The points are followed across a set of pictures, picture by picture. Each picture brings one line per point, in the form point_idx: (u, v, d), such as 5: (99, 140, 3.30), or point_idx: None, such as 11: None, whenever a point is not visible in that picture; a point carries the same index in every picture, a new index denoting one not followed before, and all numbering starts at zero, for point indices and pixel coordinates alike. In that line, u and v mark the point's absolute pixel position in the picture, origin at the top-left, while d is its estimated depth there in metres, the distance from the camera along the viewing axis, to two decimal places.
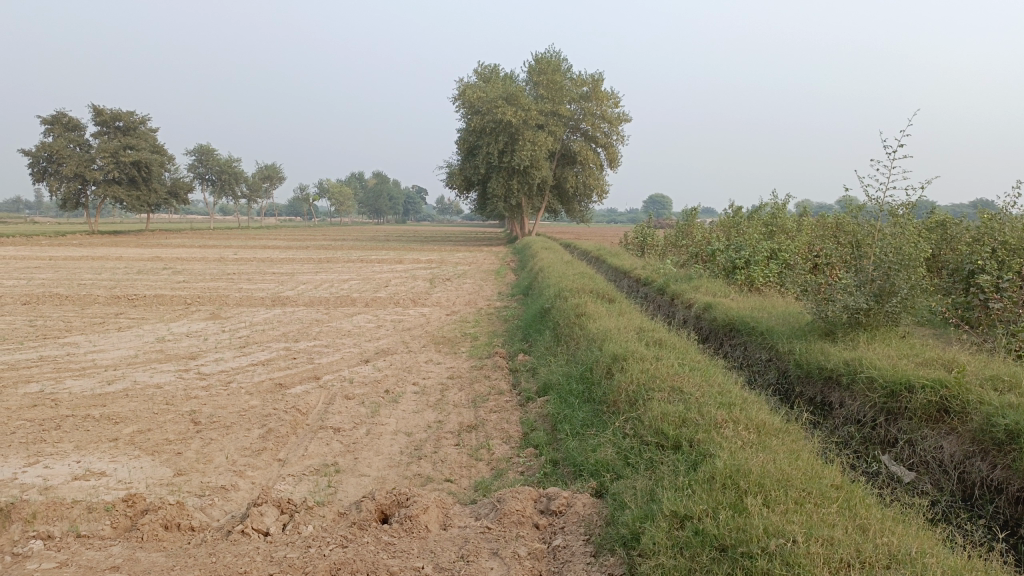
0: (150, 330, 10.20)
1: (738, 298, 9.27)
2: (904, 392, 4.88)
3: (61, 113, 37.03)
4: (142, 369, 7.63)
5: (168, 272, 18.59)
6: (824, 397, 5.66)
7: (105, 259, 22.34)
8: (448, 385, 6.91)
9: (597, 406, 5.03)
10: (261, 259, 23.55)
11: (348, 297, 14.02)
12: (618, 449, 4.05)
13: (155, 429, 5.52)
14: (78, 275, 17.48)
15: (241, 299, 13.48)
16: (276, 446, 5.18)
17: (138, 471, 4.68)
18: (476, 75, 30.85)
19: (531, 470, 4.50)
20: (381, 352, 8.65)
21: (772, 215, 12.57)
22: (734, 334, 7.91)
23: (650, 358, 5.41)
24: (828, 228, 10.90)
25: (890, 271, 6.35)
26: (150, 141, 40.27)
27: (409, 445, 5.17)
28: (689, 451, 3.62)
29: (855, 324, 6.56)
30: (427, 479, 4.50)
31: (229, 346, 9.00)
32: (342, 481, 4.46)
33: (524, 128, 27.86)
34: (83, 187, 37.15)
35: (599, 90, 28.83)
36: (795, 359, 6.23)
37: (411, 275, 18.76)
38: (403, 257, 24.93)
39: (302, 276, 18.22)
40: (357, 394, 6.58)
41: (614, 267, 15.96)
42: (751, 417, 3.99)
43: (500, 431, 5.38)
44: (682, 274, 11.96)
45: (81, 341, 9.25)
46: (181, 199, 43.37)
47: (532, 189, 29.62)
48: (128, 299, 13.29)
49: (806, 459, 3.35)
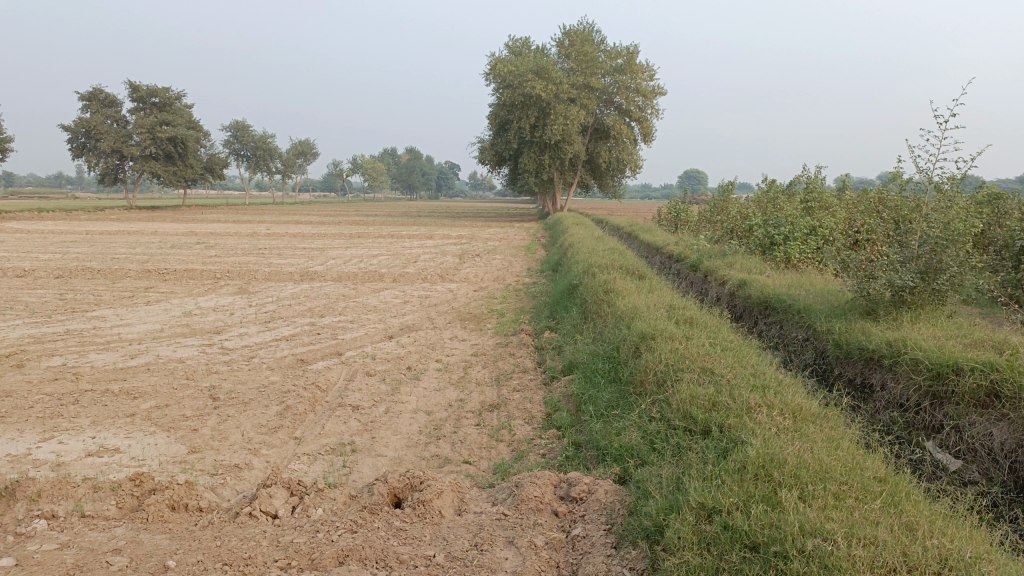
0: (178, 304, 10.19)
1: (774, 275, 8.93)
2: (952, 375, 4.57)
3: (99, 90, 37.38)
4: (165, 344, 7.59)
5: (201, 247, 18.67)
6: (864, 378, 5.38)
7: (141, 233, 22.56)
8: (472, 362, 6.74)
9: (624, 387, 4.81)
10: (293, 234, 23.59)
11: (376, 273, 13.91)
12: (643, 432, 3.83)
13: (173, 405, 5.44)
14: (113, 249, 17.63)
15: (270, 274, 13.45)
16: (293, 424, 5.05)
17: (152, 449, 4.59)
18: (508, 48, 30.42)
19: (553, 453, 4.32)
20: (405, 328, 8.51)
21: (811, 190, 12.14)
22: (770, 312, 7.61)
23: (680, 337, 5.16)
24: (869, 203, 10.47)
25: (937, 247, 5.99)
26: (186, 117, 40.62)
27: (429, 425, 5.01)
28: (719, 438, 3.38)
29: (899, 303, 6.23)
30: (446, 460, 4.33)
31: (255, 321, 8.94)
32: (357, 462, 4.32)
33: (556, 102, 27.45)
34: (121, 163, 37.60)
35: (634, 62, 28.26)
36: (834, 339, 5.93)
37: (441, 251, 18.60)
38: (434, 233, 24.80)
39: (332, 251, 18.17)
40: (378, 371, 6.45)
41: (647, 243, 15.61)
42: (786, 401, 3.73)
43: (523, 411, 5.19)
44: (717, 250, 11.62)
45: (109, 314, 9.26)
46: (217, 174, 43.75)
47: (564, 164, 29.22)
48: (160, 273, 13.34)
49: (847, 448, 3.10)
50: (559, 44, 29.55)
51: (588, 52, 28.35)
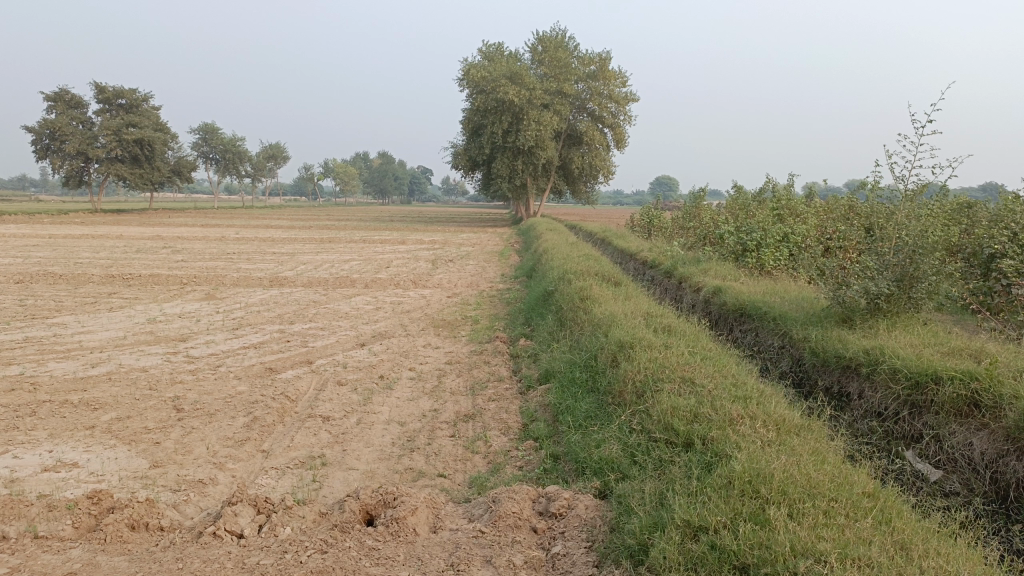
0: (142, 310, 9.91)
1: (748, 282, 8.92)
2: (931, 384, 4.55)
3: (64, 91, 36.61)
4: (128, 352, 7.35)
5: (167, 251, 18.26)
6: (842, 387, 5.34)
7: (105, 237, 22.05)
8: (446, 370, 6.60)
9: (602, 397, 4.71)
10: (262, 239, 23.21)
11: (347, 278, 13.69)
12: (624, 445, 3.73)
13: (135, 417, 5.24)
14: (76, 254, 17.17)
15: (239, 279, 13.18)
16: (261, 436, 4.88)
17: (112, 463, 4.40)
18: (481, 53, 30.35)
19: (530, 465, 4.21)
20: (377, 335, 8.35)
21: (783, 196, 12.19)
22: (745, 319, 7.58)
23: (659, 346, 5.08)
24: (841, 210, 10.53)
25: (912, 256, 5.99)
26: (153, 119, 39.95)
27: (402, 436, 4.87)
28: (703, 451, 3.29)
29: (875, 310, 6.22)
30: (420, 474, 4.20)
31: (222, 328, 8.72)
32: (328, 476, 4.18)
33: (529, 107, 27.42)
34: (87, 165, 36.81)
35: (607, 69, 28.35)
36: (811, 347, 5.90)
37: (414, 256, 18.41)
38: (407, 237, 24.58)
39: (303, 256, 17.89)
40: (350, 380, 6.28)
41: (621, 249, 15.57)
42: (769, 412, 3.65)
43: (499, 422, 5.07)
44: (690, 256, 11.61)
45: (70, 321, 8.97)
46: (185, 177, 43.04)
47: (537, 170, 29.18)
48: (124, 278, 13.01)
49: (834, 462, 3.03)
50: (532, 50, 29.55)
51: (561, 58, 28.37)
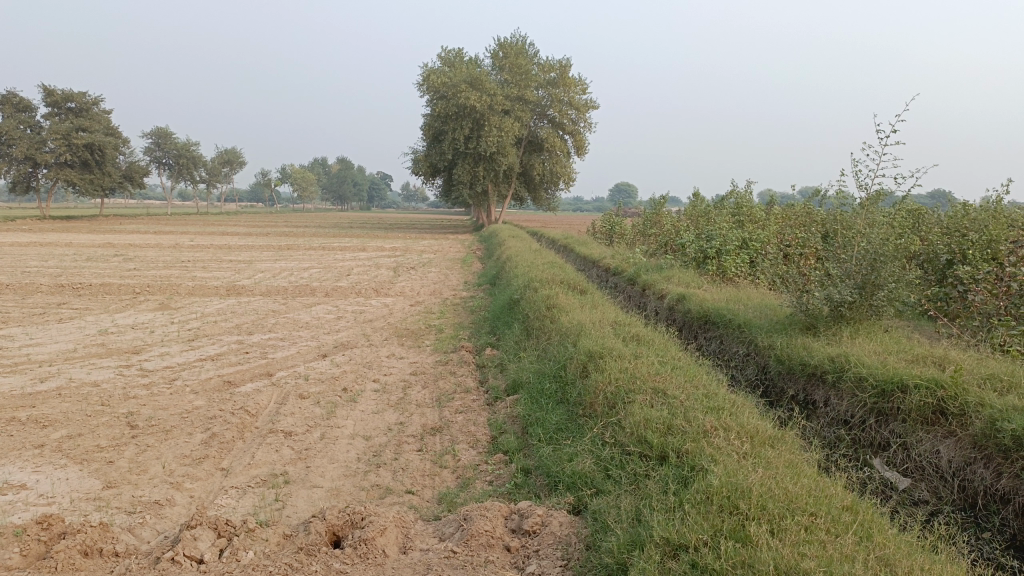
0: (93, 321, 9.58)
1: (711, 289, 8.96)
2: (897, 392, 4.58)
3: (11, 94, 35.47)
4: (79, 365, 7.07)
5: (119, 259, 17.74)
6: (807, 395, 5.36)
7: (54, 245, 21.36)
8: (411, 382, 6.49)
9: (573, 409, 4.65)
10: (219, 246, 22.73)
11: (307, 287, 13.45)
12: (597, 459, 3.66)
13: (87, 434, 5.02)
14: (23, 262, 16.59)
15: (195, 288, 12.85)
16: (221, 453, 4.71)
17: (63, 484, 4.20)
18: (441, 59, 30.24)
19: (500, 480, 4.12)
20: (339, 345, 8.18)
21: (743, 203, 12.32)
22: (709, 327, 7.60)
23: (629, 356, 5.03)
24: (800, 217, 10.66)
25: (874, 264, 6.05)
26: (104, 124, 38.95)
27: (368, 451, 4.75)
28: (678, 465, 3.24)
29: (838, 318, 6.27)
30: (387, 490, 4.09)
31: (178, 339, 8.46)
32: (291, 495, 4.04)
33: (490, 113, 27.39)
34: (34, 171, 35.69)
35: (567, 76, 28.46)
36: (776, 355, 5.92)
37: (374, 263, 18.19)
38: (367, 244, 24.32)
39: (261, 264, 17.54)
40: (312, 393, 6.13)
41: (583, 256, 15.59)
42: (743, 423, 3.62)
43: (467, 435, 4.98)
44: (653, 263, 11.64)
45: (17, 333, 8.62)
46: (137, 182, 42.05)
47: (498, 176, 29.14)
48: (74, 288, 12.59)
49: (809, 475, 3.00)
50: (492, 56, 29.53)
51: (521, 64, 28.41)
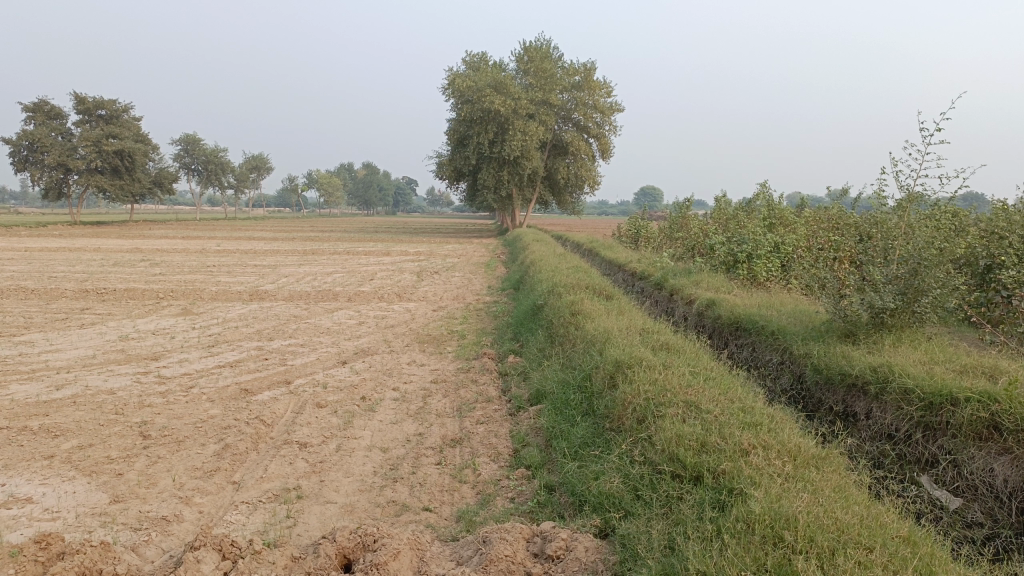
0: (114, 327, 9.52)
1: (742, 294, 8.66)
2: (946, 405, 4.29)
3: (43, 101, 36.02)
4: (96, 372, 6.98)
5: (145, 265, 17.79)
6: (848, 407, 5.08)
7: (83, 250, 21.52)
8: (431, 390, 6.28)
9: (599, 422, 4.41)
10: (244, 251, 22.75)
11: (330, 292, 13.34)
12: (625, 477, 3.41)
13: (98, 445, 4.88)
14: (50, 268, 16.67)
15: (218, 293, 12.76)
16: (233, 466, 4.54)
17: (69, 498, 4.04)
18: (465, 63, 30.13)
19: (523, 497, 3.90)
20: (360, 352, 8.02)
21: (773, 207, 11.97)
22: (741, 333, 7.32)
23: (658, 366, 4.78)
24: (834, 220, 10.31)
25: (917, 268, 5.72)
26: (134, 130, 39.44)
27: (385, 464, 4.55)
28: (715, 487, 2.99)
29: (878, 325, 5.96)
30: (403, 507, 3.89)
31: (197, 345, 8.34)
32: (304, 512, 3.86)
33: (514, 117, 27.20)
34: (66, 177, 36.10)
35: (591, 79, 28.22)
36: (813, 364, 5.64)
37: (398, 268, 18.05)
38: (391, 249, 24.23)
39: (285, 269, 17.48)
40: (329, 402, 5.95)
41: (609, 261, 15.31)
42: (783, 440, 3.36)
43: (488, 447, 4.76)
44: (681, 267, 11.35)
45: (38, 339, 8.56)
46: (166, 189, 42.52)
47: (523, 180, 28.93)
48: (99, 293, 12.57)
49: (859, 501, 2.74)
50: (516, 60, 29.36)
51: (545, 68, 28.19)
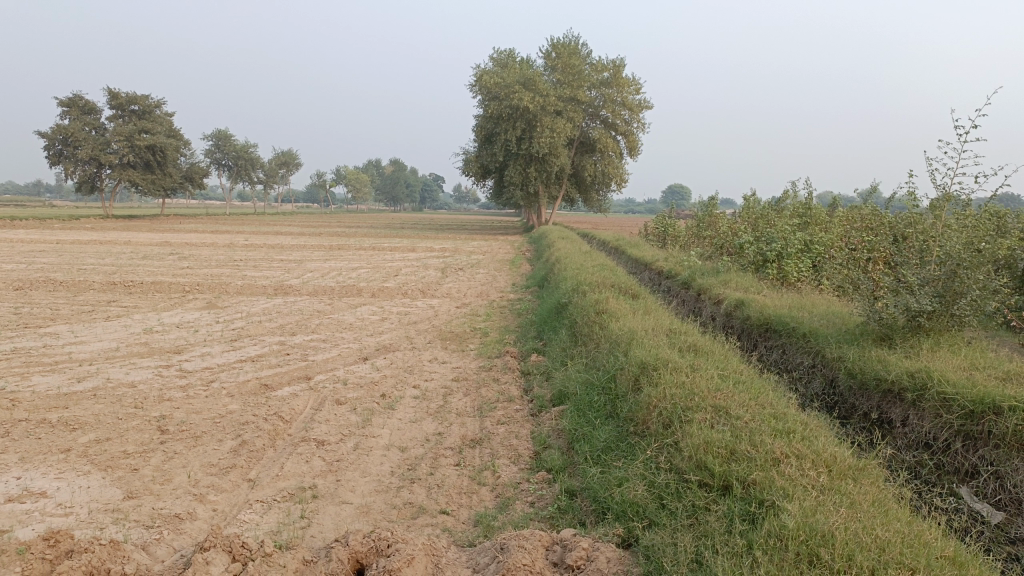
0: (139, 319, 9.55)
1: (772, 295, 8.44)
2: (988, 414, 4.08)
3: (78, 96, 36.60)
4: (118, 365, 6.97)
5: (173, 258, 17.90)
6: (883, 413, 4.88)
7: (113, 243, 21.77)
8: (452, 389, 6.17)
9: (623, 426, 4.27)
10: (271, 246, 22.86)
11: (354, 287, 13.30)
12: (650, 485, 3.26)
13: (115, 439, 4.83)
14: (80, 260, 16.83)
15: (243, 288, 12.77)
16: (249, 463, 4.47)
17: (82, 493, 3.99)
18: (493, 60, 30.05)
19: (543, 502, 3.77)
20: (382, 348, 7.94)
21: (805, 205, 11.67)
22: (771, 336, 7.11)
23: (685, 368, 4.63)
24: (867, 219, 10.02)
25: (956, 270, 5.48)
26: (166, 125, 39.91)
27: (403, 464, 4.45)
28: (745, 498, 2.84)
29: (916, 329, 5.73)
30: (420, 510, 3.78)
31: (220, 339, 8.32)
32: (318, 512, 3.77)
33: (541, 114, 27.03)
34: (99, 172, 36.54)
35: (619, 76, 27.93)
36: (847, 368, 5.45)
37: (423, 264, 17.97)
38: (417, 245, 24.21)
39: (310, 263, 17.49)
40: (349, 399, 5.87)
41: (635, 259, 15.08)
42: (817, 449, 3.19)
43: (508, 449, 4.64)
44: (709, 267, 11.13)
45: (64, 331, 8.60)
46: (197, 183, 43.01)
47: (549, 177, 28.74)
48: (125, 286, 12.64)
49: (900, 516, 2.57)
50: (544, 57, 29.19)
51: (573, 64, 28.01)
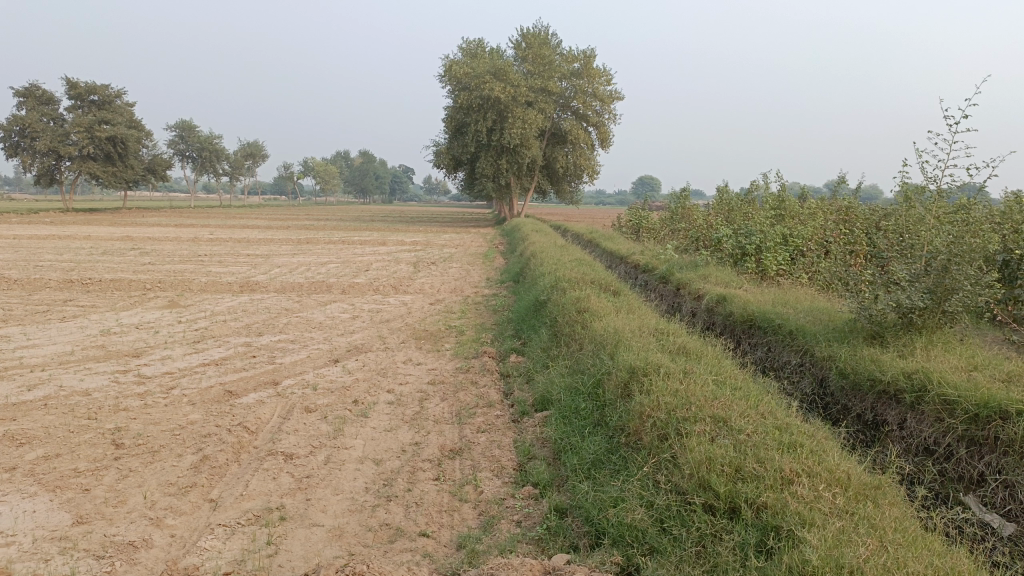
0: (96, 320, 9.09)
1: (754, 290, 8.27)
2: (995, 419, 3.90)
3: (35, 86, 35.49)
4: (72, 370, 6.55)
5: (135, 254, 17.28)
6: (877, 415, 4.70)
7: (73, 238, 21.03)
8: (428, 394, 5.87)
9: (614, 437, 4.02)
10: (236, 240, 22.26)
11: (323, 283, 12.89)
12: (650, 504, 3.02)
13: (65, 455, 4.47)
14: (37, 256, 16.17)
15: (208, 285, 12.32)
16: (211, 481, 4.14)
17: (26, 519, 3.64)
18: (462, 50, 29.65)
19: (530, 520, 3.51)
20: (353, 349, 7.60)
21: (781, 197, 11.52)
22: (755, 333, 6.92)
23: (677, 373, 4.39)
24: (844, 211, 9.88)
25: (948, 265, 5.29)
26: (127, 117, 38.85)
27: (378, 479, 4.15)
28: (757, 525, 2.62)
29: (907, 326, 5.54)
30: (398, 532, 3.50)
31: (182, 341, 7.92)
32: (287, 537, 3.46)
33: (513, 105, 26.69)
34: (58, 163, 35.43)
35: (590, 67, 27.68)
36: (839, 368, 5.26)
37: (394, 258, 17.58)
38: (387, 238, 23.79)
39: (278, 258, 16.99)
40: (319, 406, 5.54)
41: (610, 253, 14.84)
42: (828, 464, 2.98)
43: (490, 460, 4.36)
44: (687, 260, 10.93)
45: (15, 334, 8.12)
46: (160, 176, 41.99)
47: (521, 168, 28.39)
48: (83, 284, 12.10)
49: (926, 547, 2.38)
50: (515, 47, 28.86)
51: (544, 55, 27.75)
